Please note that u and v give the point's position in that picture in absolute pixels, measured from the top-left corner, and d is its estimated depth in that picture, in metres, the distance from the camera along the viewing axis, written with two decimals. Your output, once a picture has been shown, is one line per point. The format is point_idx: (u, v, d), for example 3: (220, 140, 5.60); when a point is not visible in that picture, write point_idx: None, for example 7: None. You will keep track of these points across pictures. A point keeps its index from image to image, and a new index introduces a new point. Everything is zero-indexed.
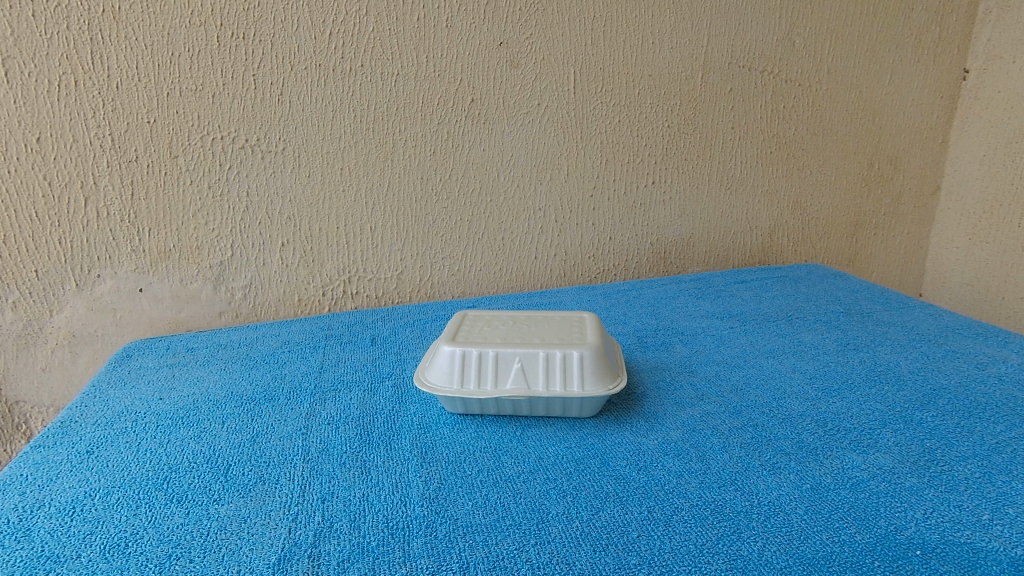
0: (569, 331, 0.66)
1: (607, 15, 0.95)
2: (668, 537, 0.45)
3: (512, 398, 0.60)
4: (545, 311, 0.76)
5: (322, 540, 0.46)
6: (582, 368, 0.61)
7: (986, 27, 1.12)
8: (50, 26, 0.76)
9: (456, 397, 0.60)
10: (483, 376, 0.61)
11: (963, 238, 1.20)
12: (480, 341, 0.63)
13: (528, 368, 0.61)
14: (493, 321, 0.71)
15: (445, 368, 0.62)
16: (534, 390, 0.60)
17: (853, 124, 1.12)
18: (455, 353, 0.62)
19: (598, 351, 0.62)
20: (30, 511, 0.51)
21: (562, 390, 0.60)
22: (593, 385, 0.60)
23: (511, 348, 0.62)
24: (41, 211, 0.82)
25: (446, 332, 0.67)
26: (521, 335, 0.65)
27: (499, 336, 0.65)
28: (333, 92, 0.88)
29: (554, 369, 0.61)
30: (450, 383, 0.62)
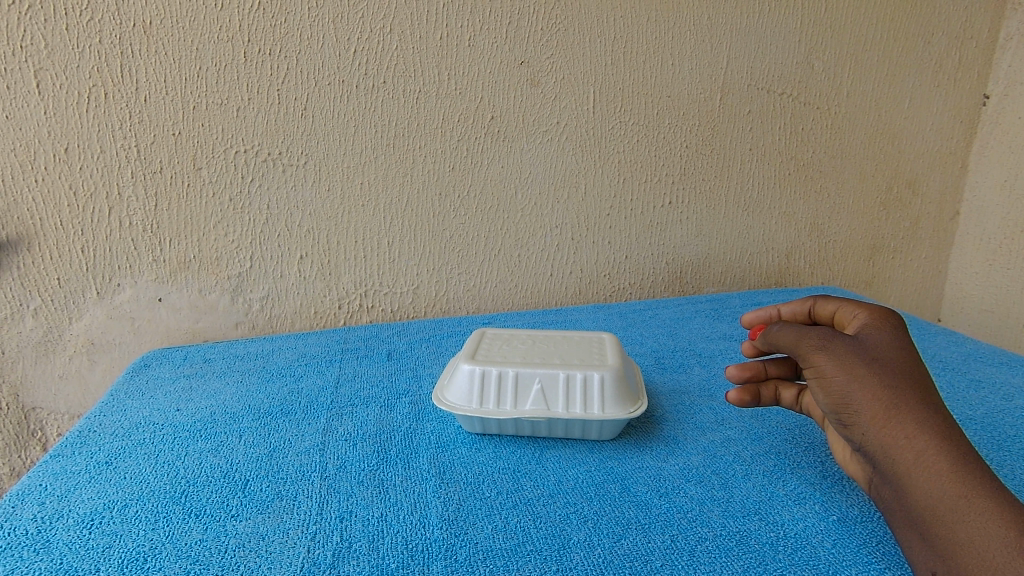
0: (589, 353, 0.66)
1: (627, 36, 0.95)
2: (693, 568, 0.45)
3: (531, 418, 0.60)
4: (564, 329, 0.76)
5: (341, 560, 0.46)
6: (603, 391, 0.60)
7: (1007, 53, 1.11)
8: (82, 40, 0.78)
9: (474, 416, 0.60)
10: (502, 395, 0.61)
11: (983, 264, 1.18)
12: (499, 360, 0.63)
13: (548, 389, 0.61)
14: (511, 339, 0.71)
15: (464, 387, 0.62)
16: (554, 412, 0.60)
17: (872, 147, 1.12)
18: (474, 372, 0.62)
19: (619, 373, 0.61)
20: (49, 523, 0.51)
21: (582, 413, 0.60)
22: (614, 408, 0.60)
23: (531, 368, 0.61)
24: (66, 220, 0.84)
25: (465, 350, 0.67)
26: (541, 355, 0.65)
27: (518, 355, 0.65)
28: (355, 107, 0.89)
29: (574, 390, 0.61)
30: (469, 402, 0.61)
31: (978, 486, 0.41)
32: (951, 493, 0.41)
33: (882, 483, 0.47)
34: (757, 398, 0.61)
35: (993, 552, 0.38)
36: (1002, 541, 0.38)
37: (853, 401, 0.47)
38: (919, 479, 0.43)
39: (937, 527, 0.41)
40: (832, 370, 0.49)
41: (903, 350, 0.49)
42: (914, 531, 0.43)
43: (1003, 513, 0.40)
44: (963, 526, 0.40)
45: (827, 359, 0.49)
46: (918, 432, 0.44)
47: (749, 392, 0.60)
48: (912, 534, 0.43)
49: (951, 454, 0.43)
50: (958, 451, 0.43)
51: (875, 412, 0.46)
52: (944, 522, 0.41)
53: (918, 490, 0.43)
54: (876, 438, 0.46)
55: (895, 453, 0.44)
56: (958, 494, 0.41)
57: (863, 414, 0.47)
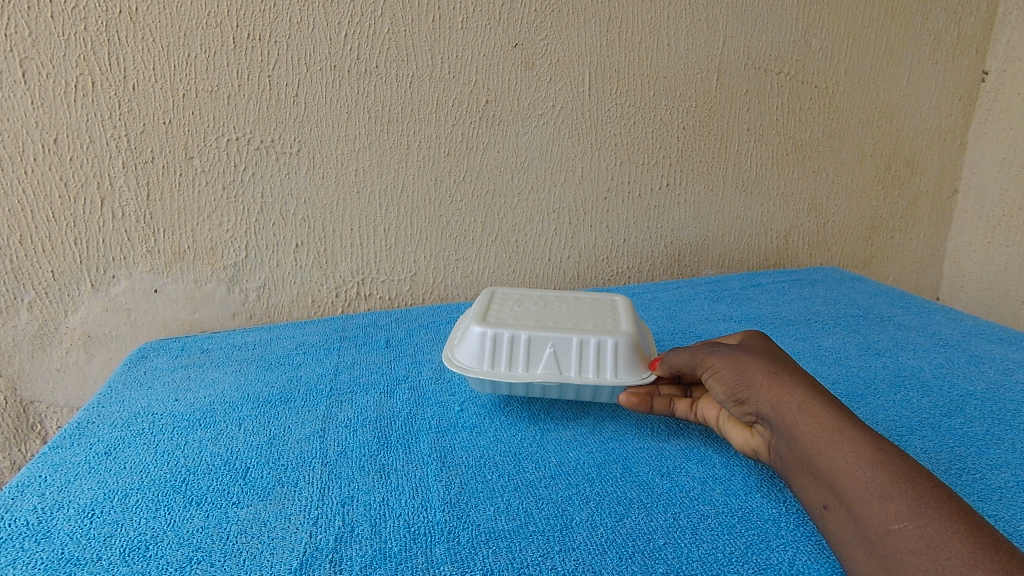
0: (602, 318, 0.66)
1: (623, 15, 0.94)
2: (695, 545, 0.45)
3: (543, 382, 0.60)
4: (574, 293, 0.76)
5: (343, 544, 0.46)
6: (617, 357, 0.61)
7: (1006, 28, 1.10)
8: (68, 27, 0.77)
9: (485, 379, 0.60)
10: (513, 358, 0.61)
11: (982, 241, 1.18)
12: (512, 323, 0.63)
13: (560, 353, 0.61)
14: (521, 303, 0.71)
15: (474, 349, 0.62)
16: (566, 376, 0.60)
17: (870, 126, 1.11)
18: (487, 335, 0.62)
19: (633, 340, 0.62)
20: (49, 513, 0.51)
21: (595, 377, 0.60)
22: (627, 374, 0.60)
23: (544, 332, 0.61)
24: (58, 212, 0.83)
25: (474, 313, 0.67)
26: (553, 320, 0.65)
27: (530, 319, 0.65)
28: (348, 93, 0.88)
29: (588, 356, 0.61)
30: (479, 365, 0.61)
31: (846, 418, 0.45)
32: (826, 429, 0.44)
33: (778, 445, 0.49)
34: (650, 408, 0.59)
35: (864, 470, 0.41)
36: (868, 458, 0.42)
37: (743, 380, 0.51)
38: (799, 424, 0.46)
39: (819, 462, 0.44)
40: (721, 361, 0.54)
41: (774, 347, 0.55)
42: (807, 474, 0.46)
43: (868, 437, 0.43)
44: (838, 454, 0.43)
45: (715, 356, 0.55)
46: (796, 391, 0.48)
47: (641, 397, 0.59)
48: (806, 478, 0.46)
49: (823, 400, 0.47)
50: (827, 396, 0.47)
51: (761, 381, 0.50)
52: (823, 455, 0.44)
53: (803, 435, 0.46)
54: (765, 402, 0.49)
55: (780, 409, 0.48)
56: (832, 429, 0.44)
57: (751, 386, 0.51)
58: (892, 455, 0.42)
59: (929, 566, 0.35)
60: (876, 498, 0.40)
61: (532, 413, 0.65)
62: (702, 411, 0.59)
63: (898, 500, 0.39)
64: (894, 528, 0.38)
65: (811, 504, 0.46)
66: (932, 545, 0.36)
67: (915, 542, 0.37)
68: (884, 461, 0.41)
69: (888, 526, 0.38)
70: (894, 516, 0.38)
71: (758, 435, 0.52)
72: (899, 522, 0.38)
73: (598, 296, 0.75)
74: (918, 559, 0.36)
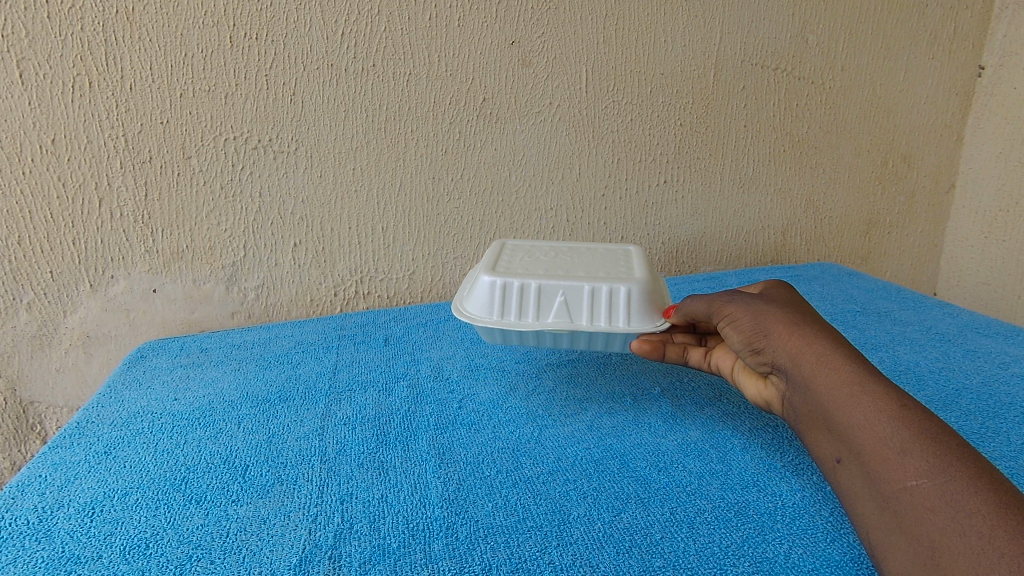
0: (614, 268, 0.67)
1: (619, 13, 0.94)
2: (692, 539, 0.45)
3: (555, 330, 0.60)
4: (586, 247, 0.77)
5: (342, 541, 0.46)
6: (630, 304, 0.61)
7: (1002, 23, 1.10)
8: (65, 28, 0.77)
9: (495, 327, 0.61)
10: (523, 307, 0.62)
11: (979, 236, 1.18)
12: (522, 274, 0.64)
13: (571, 302, 0.62)
14: (532, 256, 0.72)
15: (484, 299, 0.63)
16: (577, 324, 0.61)
17: (867, 122, 1.11)
18: (497, 284, 0.63)
19: (645, 288, 0.62)
20: (49, 512, 0.51)
21: (606, 325, 0.61)
22: (639, 322, 0.61)
23: (554, 281, 0.62)
24: (56, 213, 0.83)
25: (485, 265, 0.67)
26: (564, 270, 0.66)
27: (541, 270, 0.66)
28: (345, 91, 0.88)
29: (599, 304, 0.62)
30: (490, 314, 0.62)
31: (866, 373, 0.45)
32: (847, 384, 0.45)
33: (792, 397, 0.50)
34: (663, 355, 0.61)
35: (883, 425, 0.42)
36: (889, 414, 0.42)
37: (762, 331, 0.53)
38: (818, 376, 0.47)
39: (836, 415, 0.45)
40: (741, 312, 0.55)
41: (795, 302, 0.56)
42: (823, 428, 0.46)
43: (889, 393, 0.43)
44: (858, 409, 0.43)
45: (735, 306, 0.56)
46: (817, 343, 0.49)
47: (653, 344, 0.60)
48: (821, 431, 0.47)
49: (844, 355, 0.47)
50: (848, 351, 0.48)
51: (780, 332, 0.51)
52: (842, 410, 0.44)
53: (821, 388, 0.46)
54: (782, 353, 0.51)
55: (799, 361, 0.49)
56: (852, 383, 0.45)
57: (771, 338, 0.52)
58: (914, 411, 0.42)
59: (947, 523, 0.36)
60: (894, 454, 0.40)
61: (530, 409, 0.65)
62: (717, 361, 0.61)
63: (917, 457, 0.39)
64: (911, 485, 0.38)
65: (825, 458, 0.47)
66: (951, 503, 0.36)
67: (932, 498, 0.37)
68: (905, 418, 0.41)
69: (905, 483, 0.39)
70: (913, 472, 0.39)
71: (772, 386, 0.54)
72: (917, 480, 0.38)
73: (610, 249, 0.76)
74: (934, 517, 0.37)
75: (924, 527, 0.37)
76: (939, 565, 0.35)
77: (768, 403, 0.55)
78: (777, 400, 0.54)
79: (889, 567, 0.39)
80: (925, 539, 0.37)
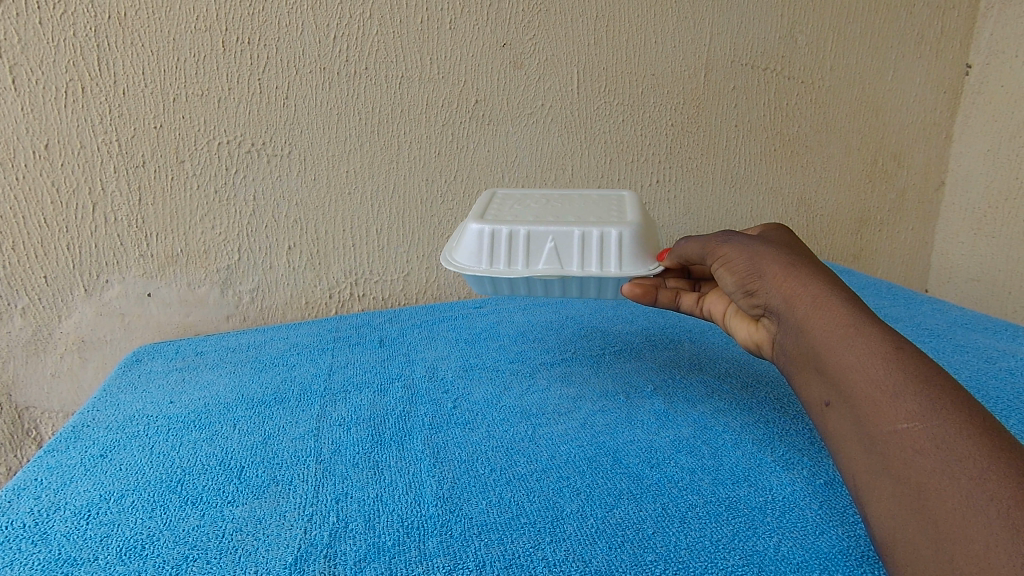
0: (607, 213, 0.66)
1: (609, 14, 0.95)
2: (683, 533, 0.46)
3: (544, 276, 0.61)
4: (580, 193, 0.76)
5: (338, 540, 0.47)
6: (621, 247, 0.61)
7: (988, 22, 1.11)
8: (57, 34, 0.77)
9: (484, 275, 0.61)
10: (512, 254, 0.62)
11: (969, 233, 1.19)
12: (511, 221, 0.64)
13: (561, 247, 0.62)
14: (523, 204, 0.71)
15: (472, 247, 0.63)
16: (567, 270, 0.61)
17: (857, 121, 1.12)
18: (484, 232, 0.63)
19: (637, 230, 0.61)
20: (45, 515, 0.51)
21: (598, 270, 0.60)
22: (632, 265, 0.60)
23: (543, 227, 0.62)
24: (50, 218, 0.83)
25: (474, 213, 0.67)
26: (555, 216, 0.65)
27: (531, 216, 0.65)
28: (338, 95, 0.89)
29: (590, 249, 0.61)
30: (479, 263, 0.62)
31: (861, 314, 0.43)
32: (841, 325, 0.43)
33: (782, 339, 0.49)
34: (654, 300, 0.59)
35: (876, 367, 0.40)
36: (884, 356, 0.40)
37: (755, 272, 0.51)
38: (811, 318, 0.45)
39: (827, 358, 0.43)
40: (736, 253, 0.53)
41: (791, 244, 0.54)
42: (812, 370, 0.45)
43: (885, 334, 0.42)
44: (850, 350, 0.42)
45: (730, 247, 0.54)
46: (812, 285, 0.47)
47: (645, 289, 0.58)
48: (810, 374, 0.45)
49: (839, 296, 0.45)
50: (843, 292, 0.46)
51: (775, 273, 0.49)
52: (833, 351, 0.43)
53: (814, 329, 0.45)
54: (776, 294, 0.49)
55: (793, 303, 0.47)
56: (847, 325, 0.43)
57: (764, 278, 0.50)
58: (910, 353, 0.40)
59: (936, 465, 0.36)
60: (887, 396, 0.39)
61: (524, 408, 0.66)
62: (709, 305, 0.60)
63: (911, 400, 0.38)
64: (902, 427, 0.38)
65: (811, 400, 0.45)
66: (941, 446, 0.36)
67: (923, 441, 0.37)
68: (900, 360, 0.40)
69: (896, 425, 0.38)
70: (904, 415, 0.38)
71: (763, 329, 0.52)
72: (909, 422, 0.38)
73: (604, 195, 0.75)
74: (923, 460, 0.36)
75: (911, 469, 0.36)
76: (924, 505, 0.35)
77: (758, 346, 0.54)
78: (768, 342, 0.52)
79: (871, 506, 0.39)
80: (912, 480, 0.36)
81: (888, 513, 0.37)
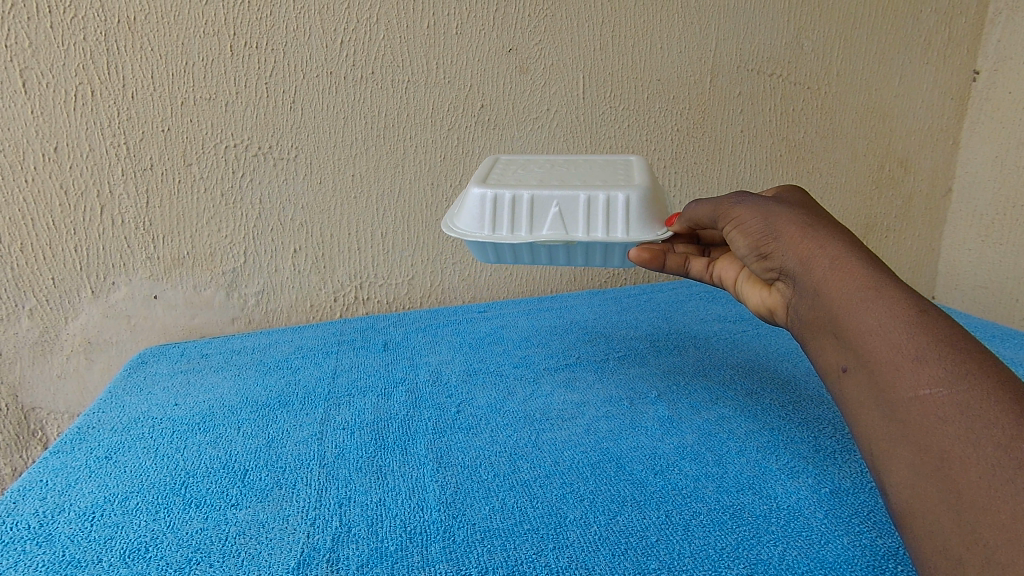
0: (614, 177, 0.66)
1: (615, 19, 0.95)
2: (687, 541, 0.46)
3: (548, 242, 0.60)
4: (585, 159, 0.75)
5: (340, 544, 0.47)
6: (628, 211, 0.60)
7: (996, 28, 1.10)
8: (67, 38, 0.78)
9: (487, 241, 0.61)
10: (515, 219, 0.61)
11: (976, 241, 1.19)
12: (514, 185, 0.63)
13: (566, 212, 0.61)
14: (527, 169, 0.70)
15: (474, 212, 0.63)
16: (572, 235, 0.60)
17: (863, 127, 1.12)
18: (487, 196, 0.62)
19: (644, 194, 0.61)
20: (50, 516, 0.51)
21: (603, 235, 0.60)
22: (639, 231, 0.60)
23: (548, 190, 0.61)
24: (58, 220, 0.84)
25: (476, 177, 0.66)
26: (559, 180, 0.65)
27: (534, 181, 0.65)
28: (344, 99, 0.89)
29: (595, 214, 0.61)
30: (481, 228, 0.62)
31: (882, 275, 0.41)
32: (860, 287, 0.41)
33: (797, 303, 0.46)
34: (662, 265, 0.59)
35: (898, 331, 0.38)
36: (906, 320, 0.38)
37: (772, 233, 0.48)
38: (829, 280, 0.42)
39: (845, 322, 0.41)
40: (750, 215, 0.50)
41: (810, 206, 0.51)
42: (828, 335, 0.42)
43: (908, 296, 0.39)
44: (870, 313, 0.39)
45: (744, 208, 0.51)
46: (831, 246, 0.44)
47: (653, 253, 0.59)
48: (825, 339, 0.43)
49: (860, 257, 0.43)
50: (863, 253, 0.43)
51: (791, 235, 0.47)
52: (851, 314, 0.40)
53: (830, 291, 0.42)
54: (791, 256, 0.46)
55: (810, 265, 0.44)
56: (867, 287, 0.40)
57: (780, 240, 0.47)
58: (935, 317, 0.38)
59: (960, 433, 0.34)
60: (908, 361, 0.37)
61: (528, 413, 0.66)
62: (719, 271, 0.58)
63: (934, 364, 0.36)
64: (924, 393, 0.36)
65: (825, 366, 0.43)
66: (967, 412, 0.34)
67: (947, 407, 0.35)
68: (924, 323, 0.37)
69: (917, 391, 0.36)
70: (927, 380, 0.36)
71: (777, 294, 0.50)
72: (932, 388, 0.35)
73: (611, 161, 0.74)
74: (947, 427, 0.34)
75: (933, 436, 0.35)
76: (947, 474, 0.33)
77: (771, 312, 0.51)
78: (781, 307, 0.49)
79: (886, 476, 0.37)
80: (934, 448, 0.34)
81: (907, 483, 0.35)
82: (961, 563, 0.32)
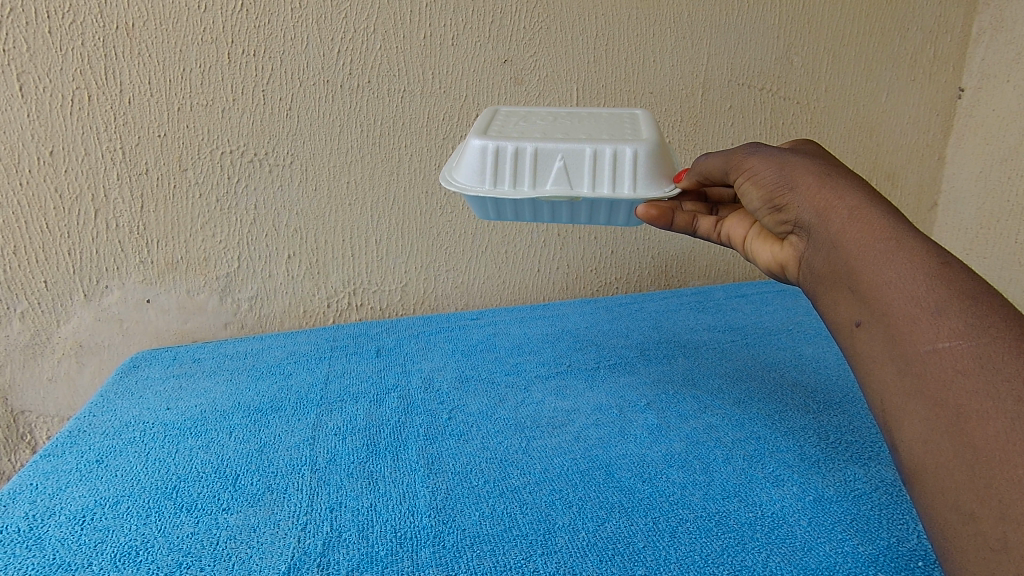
0: (619, 132, 0.66)
1: (609, 32, 0.96)
2: (673, 547, 0.47)
3: (553, 197, 0.61)
4: (588, 112, 0.75)
5: (331, 548, 0.47)
6: (636, 165, 0.61)
7: (980, 46, 1.12)
8: (65, 43, 0.79)
9: (488, 197, 0.61)
10: (518, 175, 0.62)
11: (961, 253, 1.21)
12: (515, 138, 0.63)
13: (570, 167, 0.62)
14: (527, 123, 0.70)
15: (476, 165, 0.63)
16: (578, 191, 0.61)
17: (851, 141, 1.14)
18: (488, 150, 0.62)
19: (650, 148, 0.61)
20: (41, 520, 0.52)
21: (609, 190, 0.61)
22: (646, 185, 0.61)
23: (552, 144, 0.62)
24: (52, 223, 0.84)
25: (476, 130, 0.67)
26: (562, 134, 0.65)
27: (536, 134, 0.65)
28: (340, 108, 0.90)
29: (601, 169, 0.61)
30: (483, 182, 0.62)
31: (902, 227, 0.41)
32: (881, 239, 0.40)
33: (810, 256, 0.46)
34: (671, 222, 0.60)
35: (918, 283, 0.38)
36: (928, 273, 0.38)
37: (787, 183, 0.48)
38: (847, 232, 0.42)
39: (862, 275, 0.40)
40: (764, 166, 0.50)
41: (828, 157, 0.51)
42: (842, 289, 0.42)
43: (930, 249, 0.39)
44: (889, 266, 0.39)
45: (757, 159, 0.51)
46: (850, 196, 0.44)
47: (661, 211, 0.60)
48: (839, 294, 0.43)
49: (879, 208, 0.42)
50: (881, 204, 0.43)
51: (809, 185, 0.46)
52: (870, 267, 0.40)
53: (848, 244, 0.42)
54: (807, 208, 0.46)
55: (826, 216, 0.44)
56: (886, 240, 0.40)
57: (795, 190, 0.47)
58: (957, 269, 0.38)
59: (978, 387, 0.34)
60: (927, 314, 0.37)
61: (519, 420, 0.66)
62: (726, 230, 0.59)
63: (955, 317, 0.36)
64: (943, 346, 0.36)
65: (837, 321, 0.43)
66: (987, 366, 0.34)
67: (966, 360, 0.35)
68: (945, 276, 0.37)
69: (936, 344, 0.36)
70: (946, 333, 0.36)
71: (789, 248, 0.50)
72: (951, 341, 0.36)
73: (615, 115, 0.74)
74: (965, 381, 0.34)
75: (951, 392, 0.35)
76: (963, 430, 0.34)
77: (782, 267, 0.51)
78: (792, 262, 0.50)
79: (898, 433, 0.38)
80: (950, 404, 0.35)
81: (920, 439, 0.36)
82: (974, 519, 0.33)
